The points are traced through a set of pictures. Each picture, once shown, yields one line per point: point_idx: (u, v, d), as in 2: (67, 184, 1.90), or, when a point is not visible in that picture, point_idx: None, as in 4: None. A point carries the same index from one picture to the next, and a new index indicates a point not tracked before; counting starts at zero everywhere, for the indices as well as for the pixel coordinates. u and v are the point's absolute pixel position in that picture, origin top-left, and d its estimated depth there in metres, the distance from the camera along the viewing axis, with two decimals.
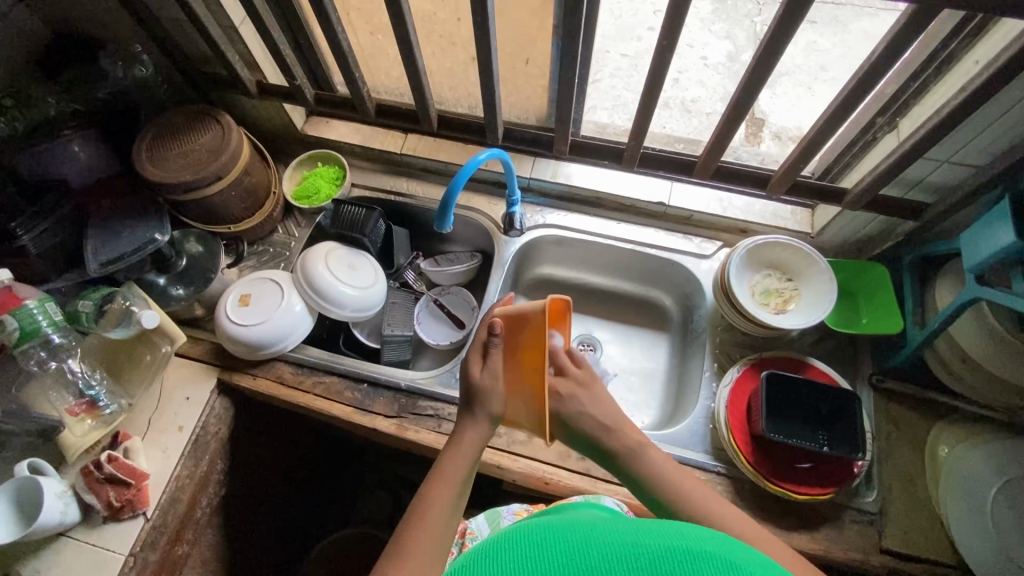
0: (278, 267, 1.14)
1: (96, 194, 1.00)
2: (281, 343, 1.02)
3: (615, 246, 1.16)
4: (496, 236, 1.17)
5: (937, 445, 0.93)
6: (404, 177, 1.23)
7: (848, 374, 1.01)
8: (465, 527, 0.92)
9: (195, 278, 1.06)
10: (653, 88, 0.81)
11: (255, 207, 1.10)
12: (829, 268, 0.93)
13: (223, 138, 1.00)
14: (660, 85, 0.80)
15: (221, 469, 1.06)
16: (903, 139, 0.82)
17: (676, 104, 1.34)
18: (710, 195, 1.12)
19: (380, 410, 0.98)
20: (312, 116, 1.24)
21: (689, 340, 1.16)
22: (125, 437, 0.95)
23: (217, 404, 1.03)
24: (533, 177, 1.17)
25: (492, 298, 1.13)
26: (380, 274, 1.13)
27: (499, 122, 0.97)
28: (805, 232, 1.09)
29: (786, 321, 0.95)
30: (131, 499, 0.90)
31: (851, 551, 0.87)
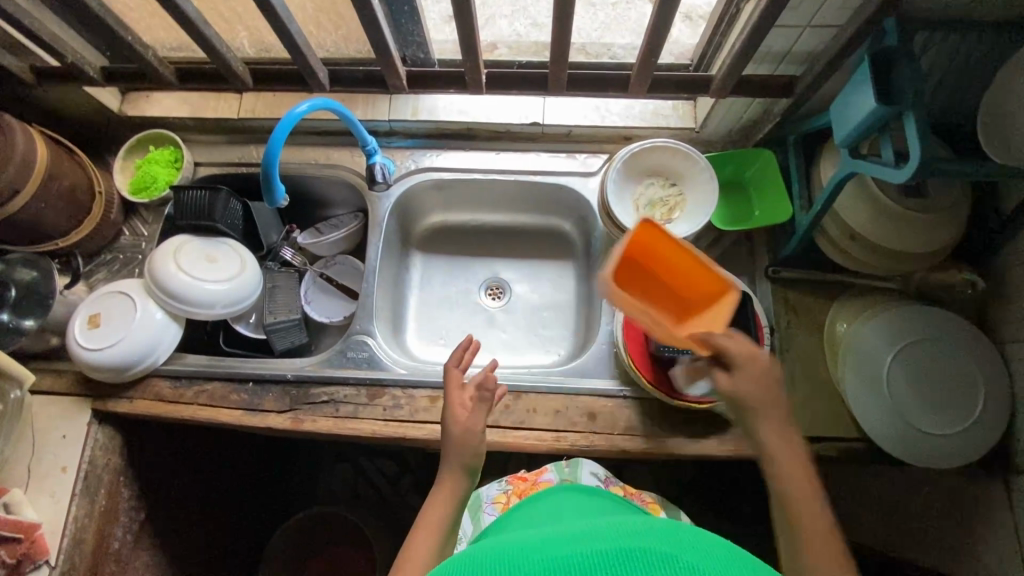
0: (133, 274, 1.03)
1: None
2: (151, 357, 0.94)
3: (498, 180, 1.07)
4: (366, 193, 1.06)
5: (835, 322, 0.93)
6: (254, 144, 1.09)
7: (747, 271, 0.98)
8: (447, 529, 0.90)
9: (33, 306, 0.94)
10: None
11: (81, 214, 0.96)
12: (708, 165, 0.87)
13: (5, 143, 0.85)
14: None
15: (129, 495, 1.01)
16: (756, 10, 0.73)
17: None
18: (586, 104, 1.03)
19: (271, 407, 0.93)
20: (128, 93, 1.07)
21: (592, 263, 1.11)
22: (1, 492, 0.89)
23: (100, 435, 0.96)
24: (393, 120, 1.04)
25: (376, 263, 1.04)
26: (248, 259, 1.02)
27: (317, 65, 0.83)
28: (690, 127, 1.01)
29: (673, 231, 0.89)
30: (27, 551, 0.86)
31: None
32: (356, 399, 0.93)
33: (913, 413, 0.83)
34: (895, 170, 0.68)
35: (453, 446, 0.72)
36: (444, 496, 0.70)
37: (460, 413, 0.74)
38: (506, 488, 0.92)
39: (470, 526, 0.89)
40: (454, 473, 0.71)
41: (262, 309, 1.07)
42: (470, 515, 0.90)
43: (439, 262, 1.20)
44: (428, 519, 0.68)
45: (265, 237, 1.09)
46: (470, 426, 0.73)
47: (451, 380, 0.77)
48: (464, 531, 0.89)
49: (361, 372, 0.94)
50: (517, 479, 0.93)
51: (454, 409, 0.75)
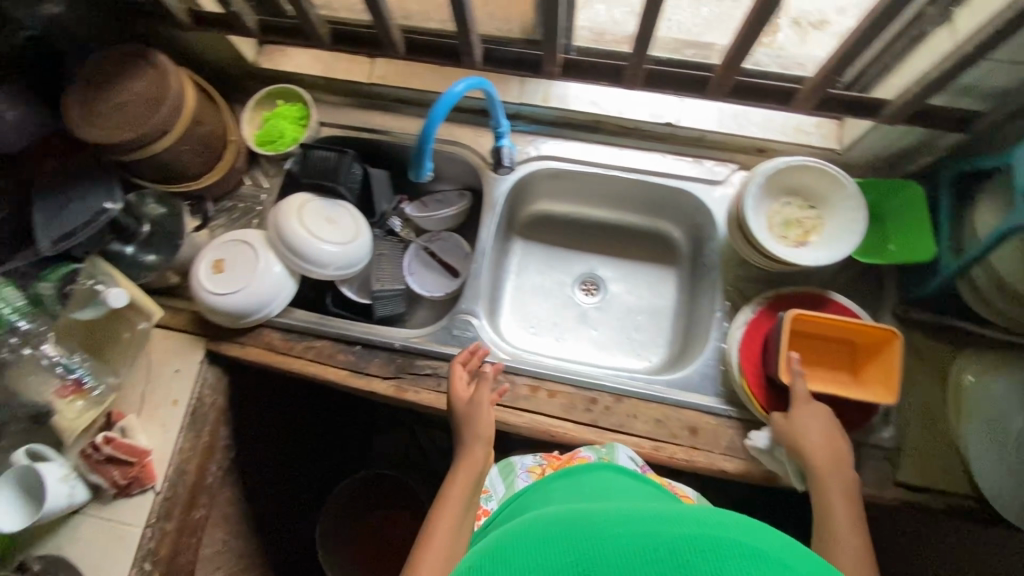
0: (252, 224, 1.05)
1: (40, 157, 0.93)
2: (266, 308, 0.96)
3: (618, 177, 1.04)
4: (485, 173, 1.05)
5: (961, 373, 0.89)
6: (378, 111, 1.09)
7: (870, 306, 0.95)
8: (483, 487, 0.89)
9: (162, 244, 0.97)
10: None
11: (214, 160, 0.99)
12: (859, 193, 0.83)
13: (160, 83, 0.86)
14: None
15: (226, 435, 1.05)
16: (963, 39, 0.68)
17: None
18: (724, 110, 0.99)
19: (376, 371, 0.95)
20: (263, 45, 1.08)
21: (700, 274, 1.08)
22: (119, 417, 0.94)
23: (209, 374, 0.99)
24: (523, 103, 1.03)
25: (486, 245, 1.04)
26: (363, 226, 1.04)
27: (475, 41, 0.82)
28: (832, 149, 0.97)
29: (809, 256, 0.86)
30: (137, 476, 0.91)
31: (864, 487, 0.86)
32: None
33: None
34: None
35: (468, 422, 0.84)
36: (470, 469, 0.80)
37: (464, 395, 0.87)
38: (541, 460, 0.88)
39: (501, 488, 0.86)
40: (470, 444, 0.81)
41: (367, 275, 1.09)
42: (502, 477, 0.87)
43: (538, 250, 1.19)
44: (455, 493, 0.77)
45: (376, 205, 1.10)
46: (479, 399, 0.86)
47: (457, 372, 0.89)
48: (495, 492, 0.86)
49: (466, 352, 0.95)
50: (550, 454, 0.88)
51: (463, 394, 0.87)
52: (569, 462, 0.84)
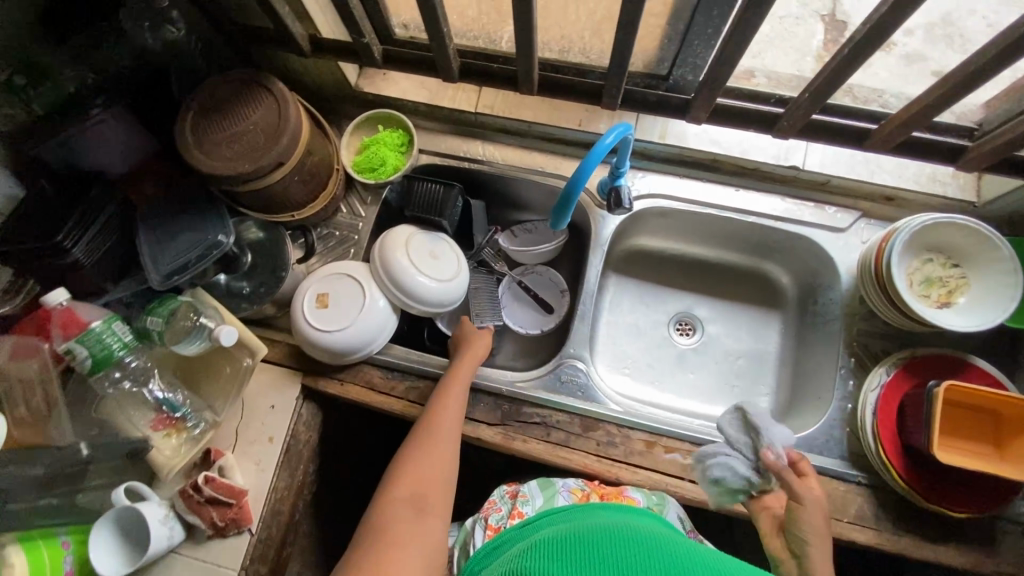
0: (349, 254, 1.01)
1: (139, 180, 0.88)
2: (368, 347, 0.92)
3: (731, 219, 1.00)
4: (592, 210, 1.01)
5: None
6: (479, 140, 1.05)
7: (1005, 368, 0.90)
8: (517, 490, 0.85)
9: (263, 275, 0.94)
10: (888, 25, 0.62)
11: (319, 189, 0.95)
12: (1017, 256, 0.78)
13: (280, 113, 0.83)
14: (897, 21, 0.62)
15: (314, 470, 1.02)
16: None
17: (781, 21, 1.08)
18: (853, 155, 0.94)
19: (482, 417, 0.91)
20: (366, 68, 1.04)
21: (810, 322, 1.03)
22: (218, 454, 0.90)
23: (304, 410, 0.96)
24: (638, 139, 0.98)
25: (592, 285, 1.00)
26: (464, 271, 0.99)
27: (623, 82, 0.81)
28: (969, 201, 0.92)
29: (952, 320, 0.81)
30: (235, 517, 0.86)
31: (1003, 565, 0.82)
32: (569, 427, 0.90)
33: None
34: None
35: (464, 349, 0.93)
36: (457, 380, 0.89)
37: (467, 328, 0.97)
38: (584, 484, 0.84)
39: (539, 499, 0.82)
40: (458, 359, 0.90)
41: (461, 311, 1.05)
42: (543, 490, 0.83)
43: (632, 287, 1.15)
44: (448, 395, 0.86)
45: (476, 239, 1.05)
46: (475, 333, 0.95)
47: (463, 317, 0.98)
48: (531, 498, 0.82)
49: (576, 400, 0.91)
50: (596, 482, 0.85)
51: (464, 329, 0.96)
52: (617, 498, 0.80)
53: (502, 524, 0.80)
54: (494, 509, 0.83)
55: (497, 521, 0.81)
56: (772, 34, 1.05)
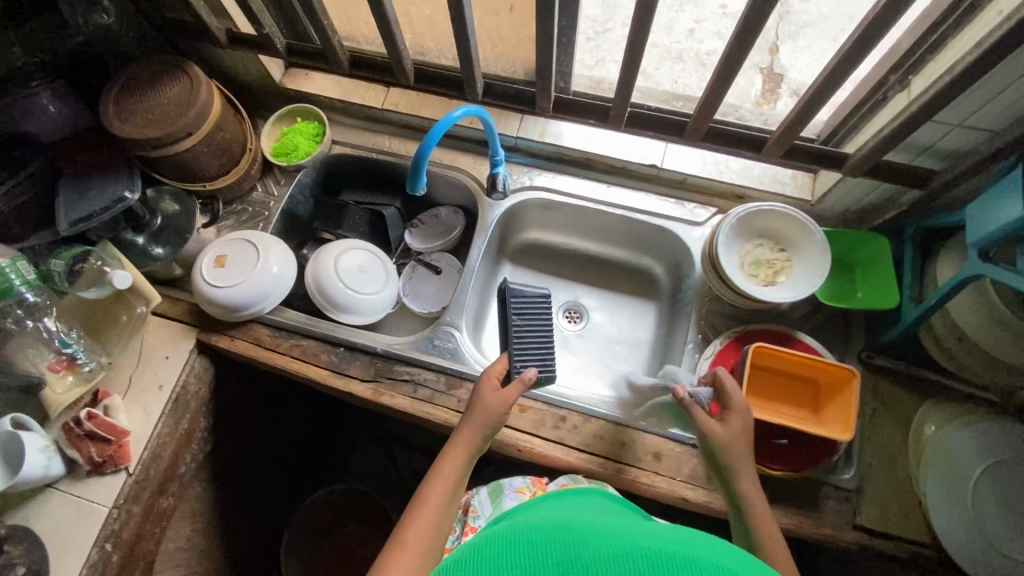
0: (258, 228, 1.12)
1: (71, 148, 0.99)
2: (258, 305, 1.01)
3: (603, 211, 1.11)
4: (480, 198, 1.13)
5: (924, 423, 0.90)
6: (387, 135, 1.18)
7: (838, 349, 0.98)
8: (468, 506, 0.91)
9: (171, 237, 1.05)
10: (640, 36, 0.73)
11: (231, 164, 1.07)
12: (823, 238, 0.88)
13: (191, 91, 0.95)
14: (648, 31, 0.72)
15: (204, 426, 1.08)
16: (912, 99, 0.75)
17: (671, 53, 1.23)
18: (706, 157, 1.07)
19: (356, 373, 0.98)
20: (291, 68, 1.18)
21: (677, 309, 1.12)
22: (104, 395, 0.96)
23: (197, 364, 1.03)
24: (520, 137, 1.11)
25: (475, 264, 1.10)
26: (546, 349, 0.93)
27: (478, 75, 0.90)
28: (805, 200, 1.03)
29: (773, 294, 0.91)
30: (113, 454, 0.92)
31: (823, 527, 0.86)
32: (434, 384, 0.97)
33: (995, 532, 0.80)
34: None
35: (477, 410, 0.79)
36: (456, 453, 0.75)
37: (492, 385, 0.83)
38: (530, 483, 0.90)
39: (488, 508, 0.88)
40: (465, 432, 0.77)
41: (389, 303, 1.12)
42: (490, 499, 0.89)
43: (526, 277, 1.24)
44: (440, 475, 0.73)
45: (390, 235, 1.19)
46: (503, 397, 0.80)
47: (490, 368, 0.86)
48: (481, 511, 0.88)
49: (444, 361, 0.99)
50: (538, 479, 0.91)
51: (486, 390, 0.82)
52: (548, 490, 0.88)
53: (456, 542, 0.88)
54: (452, 532, 0.91)
55: (453, 542, 0.88)
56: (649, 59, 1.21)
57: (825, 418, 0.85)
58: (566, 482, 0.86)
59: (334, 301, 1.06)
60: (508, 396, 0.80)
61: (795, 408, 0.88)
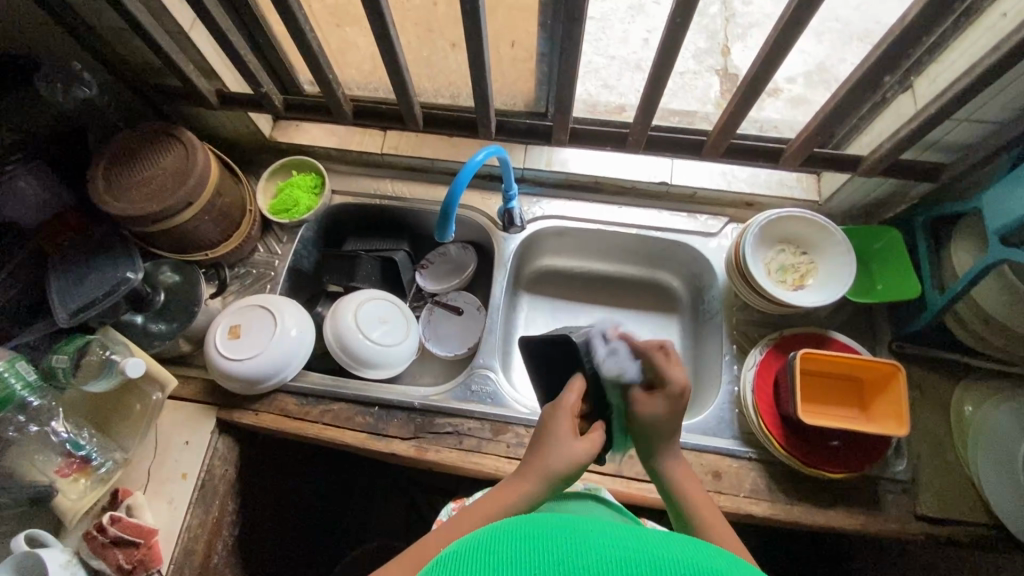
0: (266, 290, 1.07)
1: (54, 232, 0.90)
2: (281, 373, 0.96)
3: (619, 232, 1.11)
4: (494, 232, 1.11)
5: (962, 403, 0.93)
6: (389, 179, 1.15)
7: (868, 342, 1.00)
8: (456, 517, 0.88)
9: (177, 313, 0.98)
10: (663, 64, 0.73)
11: (232, 228, 1.02)
12: (846, 237, 0.91)
13: (187, 158, 0.90)
14: (672, 60, 0.72)
15: (233, 509, 1.00)
16: (923, 100, 0.77)
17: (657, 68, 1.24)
18: (712, 169, 1.09)
19: (395, 432, 0.94)
20: (279, 120, 1.14)
21: (702, 320, 1.12)
22: (125, 494, 0.88)
23: (220, 445, 0.97)
24: (527, 168, 1.11)
25: (498, 300, 1.08)
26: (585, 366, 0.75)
27: (492, 114, 0.89)
28: (812, 200, 1.06)
29: (806, 298, 0.92)
30: (143, 559, 0.84)
31: (887, 522, 0.87)
32: (480, 433, 0.93)
33: None
34: None
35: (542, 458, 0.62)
36: (507, 497, 0.60)
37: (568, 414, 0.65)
38: None
39: None
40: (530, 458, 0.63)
41: (414, 351, 1.08)
42: None
43: (544, 305, 1.22)
44: (480, 511, 0.59)
45: (402, 279, 1.16)
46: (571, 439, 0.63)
47: (562, 402, 0.66)
48: None
49: (485, 407, 0.96)
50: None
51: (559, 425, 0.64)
52: None
53: None
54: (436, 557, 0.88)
55: None
56: (635, 75, 1.22)
57: (879, 418, 0.85)
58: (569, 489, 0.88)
59: (353, 358, 1.01)
60: (583, 457, 0.63)
61: (841, 411, 0.89)
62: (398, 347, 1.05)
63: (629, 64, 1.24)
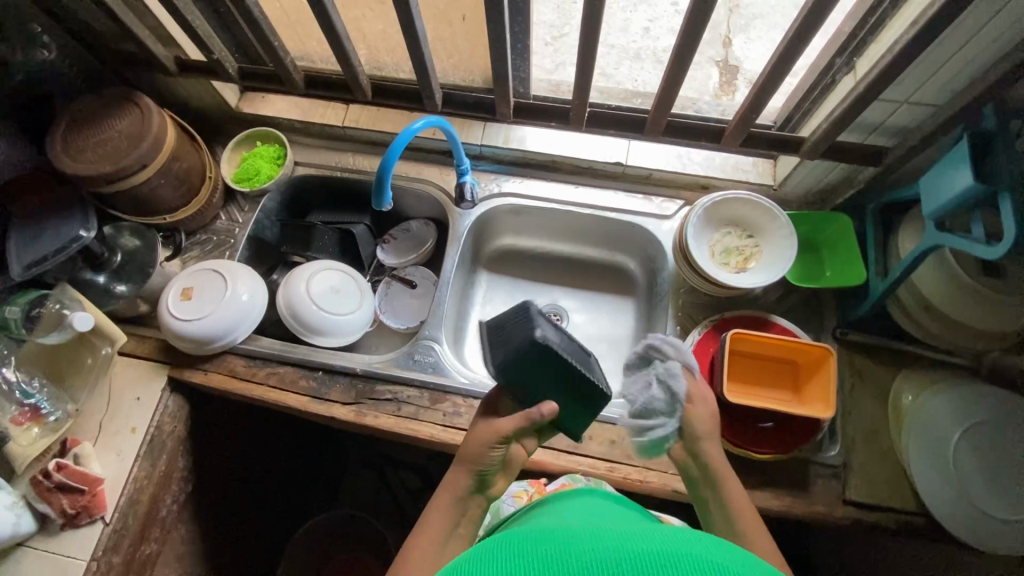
0: (224, 256, 1.09)
1: (17, 190, 0.94)
2: (230, 336, 0.98)
3: (575, 212, 1.12)
4: (449, 208, 1.12)
5: (901, 393, 0.92)
6: (351, 153, 1.17)
7: (814, 328, 1.00)
8: None
9: (132, 273, 1.02)
10: (590, 38, 0.74)
11: (191, 194, 1.04)
12: (788, 221, 0.90)
13: (143, 122, 0.93)
14: (597, 34, 0.73)
15: (184, 466, 1.04)
16: (860, 80, 0.77)
17: (648, 54, 1.23)
18: (669, 151, 1.09)
19: (336, 397, 0.96)
20: (246, 92, 1.16)
21: (654, 302, 1.13)
22: (74, 443, 0.92)
23: (171, 402, 1.00)
24: (484, 144, 1.12)
25: (449, 275, 1.09)
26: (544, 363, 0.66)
27: (436, 87, 0.90)
28: (768, 184, 1.05)
29: (746, 280, 0.92)
30: (87, 505, 0.88)
31: (814, 505, 0.87)
32: (418, 401, 0.95)
33: (978, 494, 0.81)
34: (986, 246, 0.70)
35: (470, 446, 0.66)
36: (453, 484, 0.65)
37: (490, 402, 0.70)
38: (528, 485, 0.88)
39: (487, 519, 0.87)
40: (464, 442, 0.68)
41: (368, 321, 1.10)
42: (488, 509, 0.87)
43: (503, 283, 1.23)
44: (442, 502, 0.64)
45: (361, 253, 1.18)
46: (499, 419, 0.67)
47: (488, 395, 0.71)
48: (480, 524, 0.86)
49: (426, 376, 0.98)
50: (537, 481, 0.89)
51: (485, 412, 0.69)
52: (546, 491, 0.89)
53: None
54: None
55: None
56: (634, 65, 1.21)
57: (809, 401, 0.85)
58: (565, 481, 0.86)
59: (303, 327, 1.03)
60: (505, 429, 0.65)
61: (773, 394, 0.89)
62: (350, 317, 1.07)
63: (629, 53, 1.22)
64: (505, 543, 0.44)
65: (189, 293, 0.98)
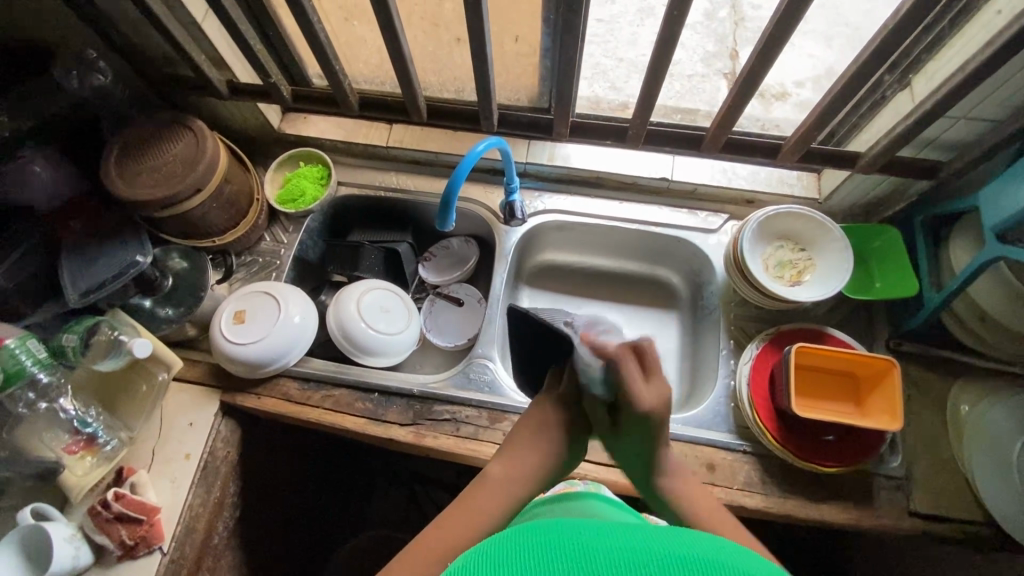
0: (271, 278, 1.09)
1: (66, 216, 0.93)
2: (283, 358, 0.98)
3: (620, 227, 1.13)
4: (496, 226, 1.13)
5: (958, 403, 0.93)
6: (393, 172, 1.17)
7: (866, 339, 1.01)
8: None
9: (184, 297, 1.01)
10: (660, 60, 0.75)
11: (239, 216, 1.04)
12: (844, 234, 0.91)
13: (197, 146, 0.92)
14: (668, 56, 0.74)
15: (234, 491, 1.02)
16: (920, 97, 0.78)
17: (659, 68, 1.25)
18: (713, 166, 1.10)
19: (394, 418, 0.96)
20: (289, 113, 1.17)
21: (701, 315, 1.13)
22: (129, 472, 0.91)
23: (222, 427, 0.99)
24: (529, 162, 1.13)
25: (498, 292, 1.09)
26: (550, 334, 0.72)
27: (494, 107, 0.91)
28: (813, 198, 1.07)
29: (803, 293, 0.93)
30: (145, 535, 0.86)
31: (880, 517, 0.87)
32: (477, 421, 0.95)
33: None
34: None
35: (536, 440, 0.65)
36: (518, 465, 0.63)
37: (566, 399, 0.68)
38: None
39: None
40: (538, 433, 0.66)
41: (416, 341, 1.10)
42: None
43: (545, 298, 1.23)
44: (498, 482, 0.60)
45: (405, 271, 1.18)
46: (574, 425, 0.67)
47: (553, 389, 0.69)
48: None
49: (483, 395, 0.97)
50: None
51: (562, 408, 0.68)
52: None
53: None
54: None
55: None
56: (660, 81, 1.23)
57: (874, 413, 0.86)
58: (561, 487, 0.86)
59: (355, 349, 1.03)
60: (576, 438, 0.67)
61: (836, 407, 0.90)
62: (398, 335, 1.06)
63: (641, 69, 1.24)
64: (521, 532, 0.43)
65: (241, 318, 0.98)
